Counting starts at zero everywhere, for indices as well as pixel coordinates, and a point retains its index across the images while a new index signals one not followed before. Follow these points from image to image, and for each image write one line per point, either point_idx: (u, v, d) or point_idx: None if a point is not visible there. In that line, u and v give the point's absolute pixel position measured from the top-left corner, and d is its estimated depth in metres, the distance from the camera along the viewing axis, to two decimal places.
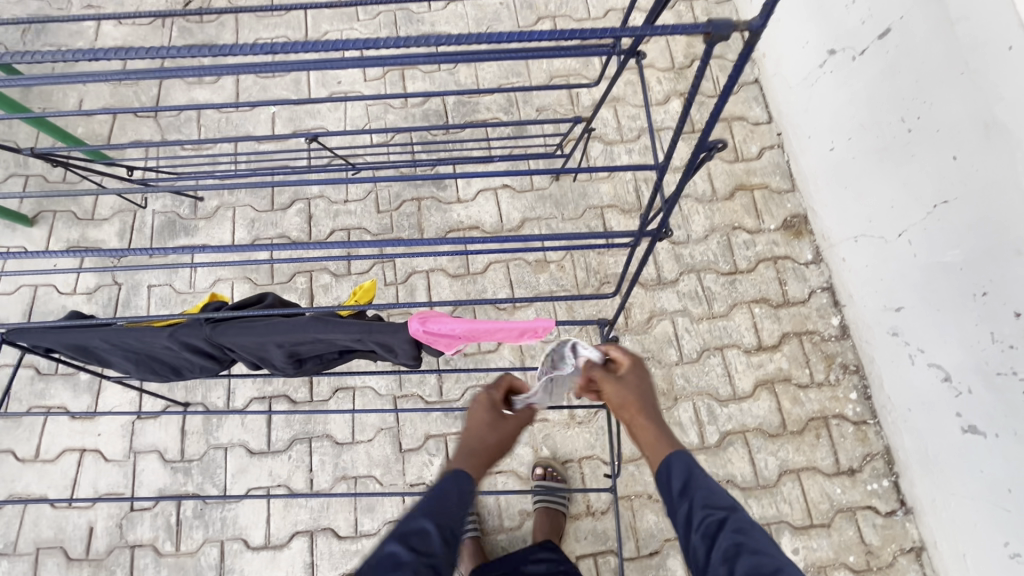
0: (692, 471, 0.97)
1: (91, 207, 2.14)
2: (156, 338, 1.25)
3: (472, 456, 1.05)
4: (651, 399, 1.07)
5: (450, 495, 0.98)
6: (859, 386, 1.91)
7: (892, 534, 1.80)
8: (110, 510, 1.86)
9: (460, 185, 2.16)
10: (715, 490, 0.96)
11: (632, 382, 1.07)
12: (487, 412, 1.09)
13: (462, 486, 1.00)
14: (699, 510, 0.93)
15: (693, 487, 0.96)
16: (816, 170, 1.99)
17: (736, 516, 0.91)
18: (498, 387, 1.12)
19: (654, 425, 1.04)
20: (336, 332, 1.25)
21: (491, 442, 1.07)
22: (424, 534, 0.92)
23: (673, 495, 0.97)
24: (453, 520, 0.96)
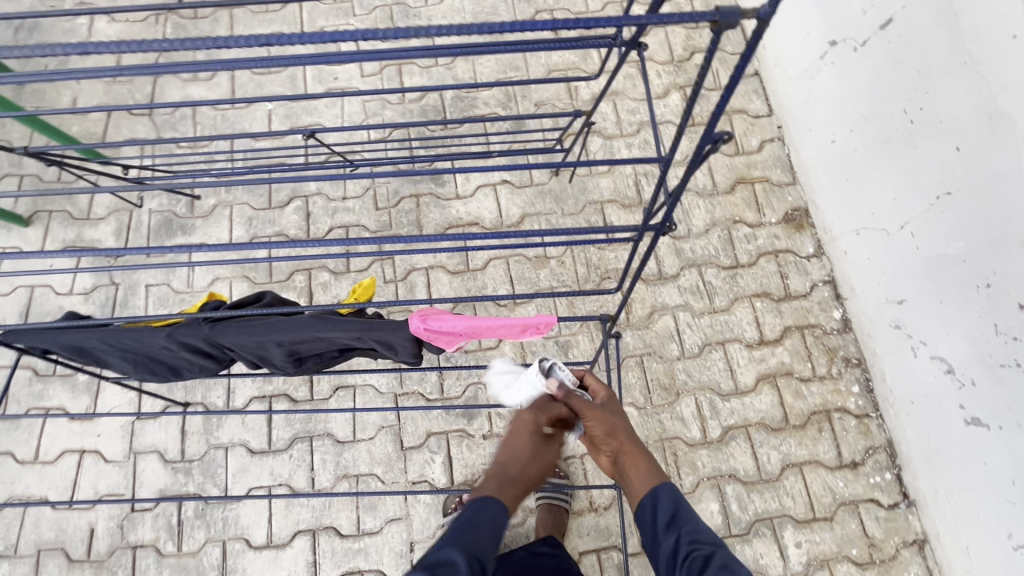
0: (676, 504, 1.03)
1: (87, 206, 2.12)
2: (154, 338, 1.24)
3: (510, 483, 1.09)
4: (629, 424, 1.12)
5: (483, 522, 1.04)
6: (861, 379, 1.91)
7: (894, 527, 1.80)
8: (111, 511, 1.85)
9: (459, 181, 2.14)
10: (697, 524, 1.02)
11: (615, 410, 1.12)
12: (532, 439, 1.11)
13: (497, 514, 1.06)
14: (685, 544, 0.99)
15: (679, 520, 1.02)
16: (817, 163, 1.98)
17: (719, 551, 0.98)
18: (547, 416, 1.12)
19: (640, 454, 1.09)
20: (336, 330, 1.24)
21: (531, 472, 1.10)
22: (451, 564, 0.99)
23: (659, 529, 1.02)
24: (484, 548, 1.02)
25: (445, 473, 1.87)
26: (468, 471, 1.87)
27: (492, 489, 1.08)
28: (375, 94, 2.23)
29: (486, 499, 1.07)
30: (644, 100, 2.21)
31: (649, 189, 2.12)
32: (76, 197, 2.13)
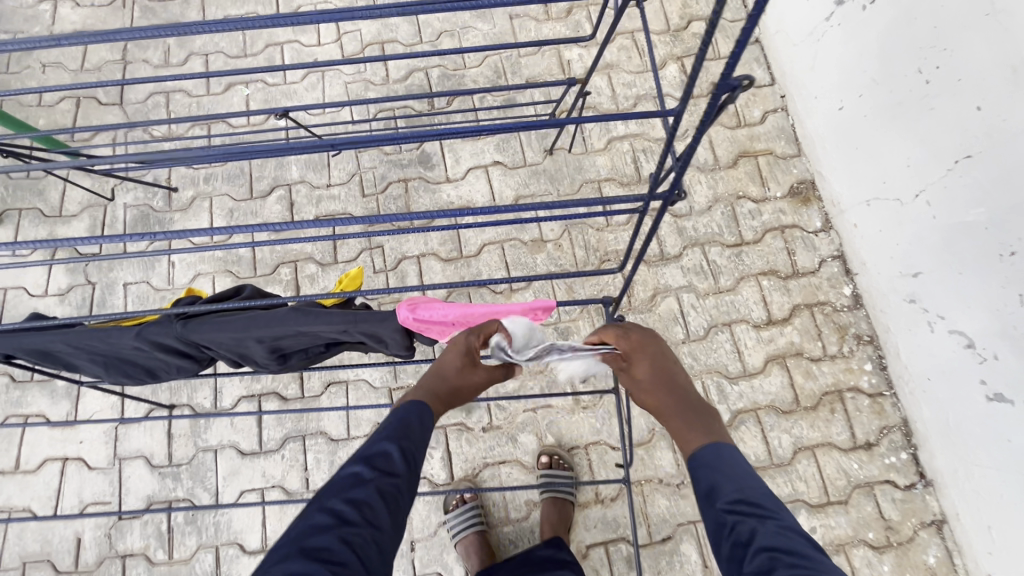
0: (716, 472, 0.90)
1: (59, 203, 2.02)
2: (123, 338, 1.15)
3: (438, 393, 1.10)
4: (668, 389, 0.98)
5: (414, 424, 1.05)
6: (874, 357, 1.83)
7: (911, 509, 1.73)
8: (98, 520, 1.78)
9: (449, 163, 2.04)
10: (750, 490, 0.88)
11: (645, 373, 1.00)
12: (459, 359, 1.08)
13: (425, 417, 1.07)
14: (730, 515, 0.87)
15: (720, 491, 0.89)
16: (825, 133, 1.89)
17: (772, 522, 0.84)
18: (480, 335, 1.07)
19: (679, 416, 0.97)
20: (320, 323, 1.16)
21: (458, 383, 1.10)
22: (387, 455, 1.00)
23: (703, 499, 0.91)
24: (416, 444, 1.04)
25: (445, 468, 1.79)
26: (468, 465, 1.80)
27: (420, 396, 1.09)
28: (358, 75, 2.13)
29: (413, 404, 1.07)
30: (641, 73, 2.11)
31: (649, 165, 2.03)
32: (47, 193, 2.03)
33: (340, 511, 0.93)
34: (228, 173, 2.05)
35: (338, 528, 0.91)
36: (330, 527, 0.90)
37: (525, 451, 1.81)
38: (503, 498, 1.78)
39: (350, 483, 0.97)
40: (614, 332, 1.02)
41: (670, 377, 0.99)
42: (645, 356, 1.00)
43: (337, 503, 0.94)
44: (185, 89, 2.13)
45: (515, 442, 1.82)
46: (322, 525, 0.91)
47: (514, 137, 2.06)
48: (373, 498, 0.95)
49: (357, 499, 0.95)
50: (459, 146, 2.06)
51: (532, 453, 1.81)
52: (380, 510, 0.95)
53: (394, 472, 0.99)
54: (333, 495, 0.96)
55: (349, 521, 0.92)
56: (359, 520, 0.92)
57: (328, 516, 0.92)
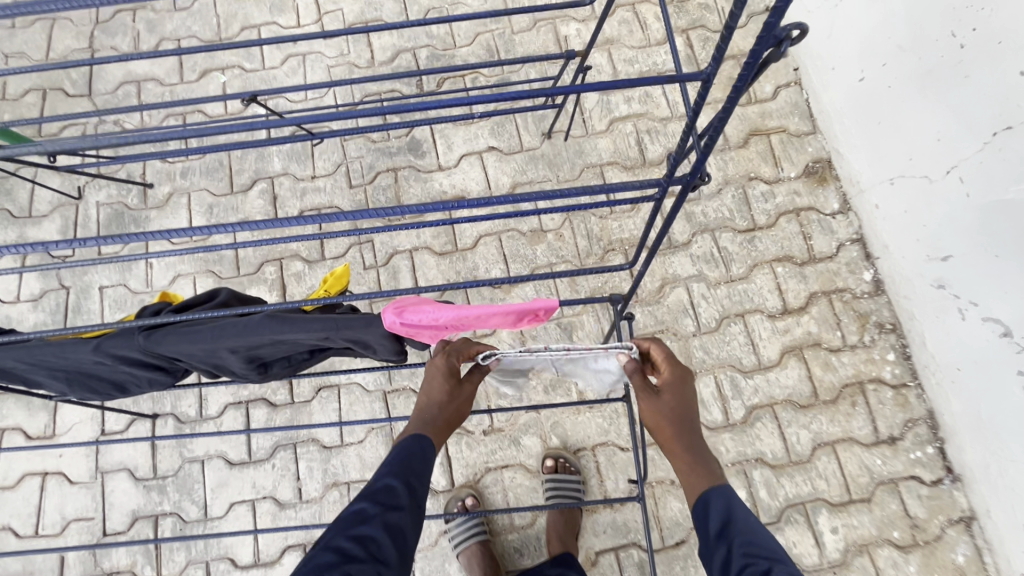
0: (727, 512, 0.89)
1: (28, 203, 1.90)
2: (80, 353, 1.04)
3: (435, 421, 1.05)
4: (689, 427, 0.94)
5: (413, 457, 1.01)
6: (897, 346, 1.72)
7: (939, 505, 1.64)
8: (81, 537, 1.69)
9: (441, 150, 1.92)
10: (760, 537, 0.86)
11: (673, 407, 0.94)
12: (442, 382, 1.04)
13: (426, 447, 1.03)
14: (739, 555, 0.84)
15: (730, 531, 0.87)
16: (843, 107, 1.77)
17: (783, 567, 0.81)
18: (460, 357, 1.06)
19: (690, 455, 0.93)
20: (299, 330, 1.04)
21: (453, 411, 1.06)
22: (391, 490, 0.98)
23: (710, 537, 0.89)
24: (417, 476, 1.00)
25: (445, 474, 1.70)
26: (470, 471, 1.70)
27: (418, 425, 1.04)
28: (341, 58, 1.99)
29: (411, 435, 1.03)
30: (644, 48, 1.97)
31: (654, 147, 1.90)
32: (14, 193, 1.91)
33: (344, 548, 0.91)
34: (206, 167, 1.93)
35: (343, 565, 0.88)
36: (336, 564, 0.88)
37: (529, 454, 1.71)
38: (507, 505, 1.69)
39: (354, 521, 0.94)
40: (666, 354, 0.97)
41: (689, 418, 0.95)
42: (679, 390, 0.95)
43: (342, 540, 0.92)
44: (157, 78, 1.99)
45: (518, 445, 1.72)
46: (327, 564, 0.89)
47: (509, 121, 1.93)
48: (379, 533, 0.93)
49: (362, 534, 0.92)
50: (450, 131, 1.93)
51: (536, 456, 1.71)
52: (385, 545, 0.92)
53: (399, 505, 0.97)
54: (337, 533, 0.93)
55: (354, 557, 0.90)
56: (365, 556, 0.90)
57: (333, 553, 0.90)
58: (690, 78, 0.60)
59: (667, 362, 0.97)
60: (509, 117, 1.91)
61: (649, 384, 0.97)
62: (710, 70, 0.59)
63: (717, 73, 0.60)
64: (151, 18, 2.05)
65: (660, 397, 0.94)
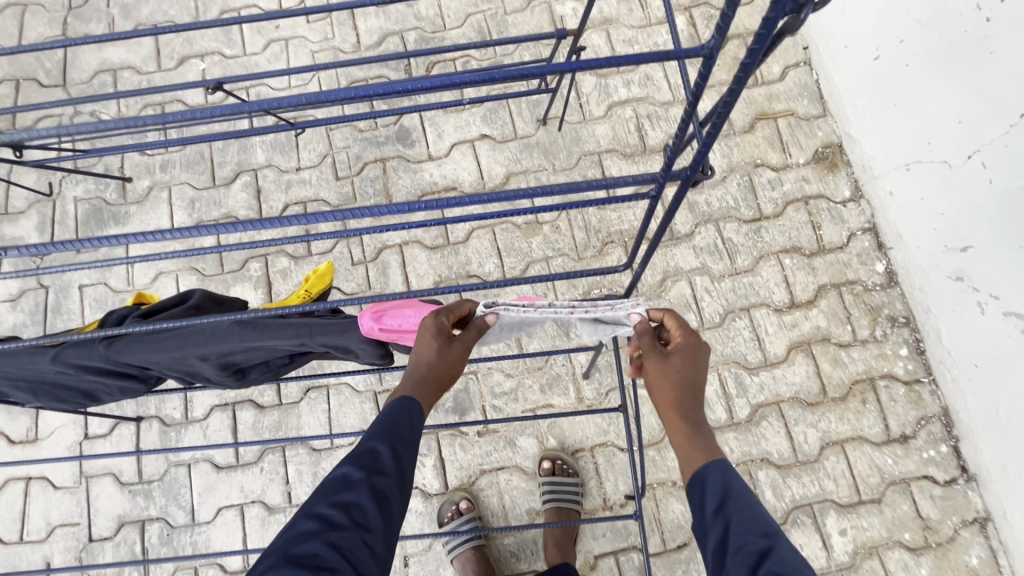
0: (726, 488, 0.79)
1: (3, 199, 1.83)
2: (40, 363, 0.98)
3: (424, 381, 0.92)
4: (693, 395, 0.88)
5: (400, 424, 0.89)
6: (910, 341, 1.65)
7: (952, 506, 1.57)
8: (67, 543, 1.65)
9: (430, 139, 1.83)
10: (757, 518, 0.75)
11: (679, 371, 0.87)
12: (433, 339, 0.92)
13: (414, 414, 0.91)
14: (738, 536, 0.73)
15: (728, 508, 0.77)
16: (857, 88, 1.67)
17: (784, 549, 0.70)
18: (450, 315, 0.93)
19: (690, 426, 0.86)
20: (273, 336, 0.97)
21: (443, 370, 0.92)
22: (375, 453, 0.85)
23: (704, 517, 0.79)
24: (406, 442, 0.89)
25: (438, 477, 1.65)
26: (464, 473, 1.64)
27: (406, 388, 0.93)
28: (325, 43, 1.89)
29: (399, 399, 0.91)
30: (644, 27, 1.86)
31: (654, 133, 1.80)
32: None
33: (327, 515, 0.78)
34: (187, 159, 1.85)
35: (326, 533, 0.76)
36: (317, 532, 0.76)
37: (526, 456, 1.65)
38: (503, 509, 1.63)
39: (338, 485, 0.81)
40: (680, 321, 0.90)
41: (696, 390, 0.88)
42: (690, 357, 0.88)
43: (324, 507, 0.79)
44: (134, 66, 1.91)
45: (514, 447, 1.66)
46: (308, 533, 0.76)
47: (502, 107, 1.84)
48: (365, 498, 0.80)
49: (346, 500, 0.80)
50: (441, 118, 1.84)
51: (533, 458, 1.65)
52: (372, 511, 0.80)
53: (385, 470, 0.84)
54: (320, 498, 0.81)
55: (338, 525, 0.77)
56: (350, 524, 0.78)
57: (314, 520, 0.77)
58: (688, 54, 0.50)
59: (680, 329, 0.90)
60: (502, 103, 1.82)
61: (659, 346, 0.90)
62: (713, 43, 0.49)
63: (722, 47, 0.50)
64: (126, 2, 1.95)
65: (669, 357, 0.88)
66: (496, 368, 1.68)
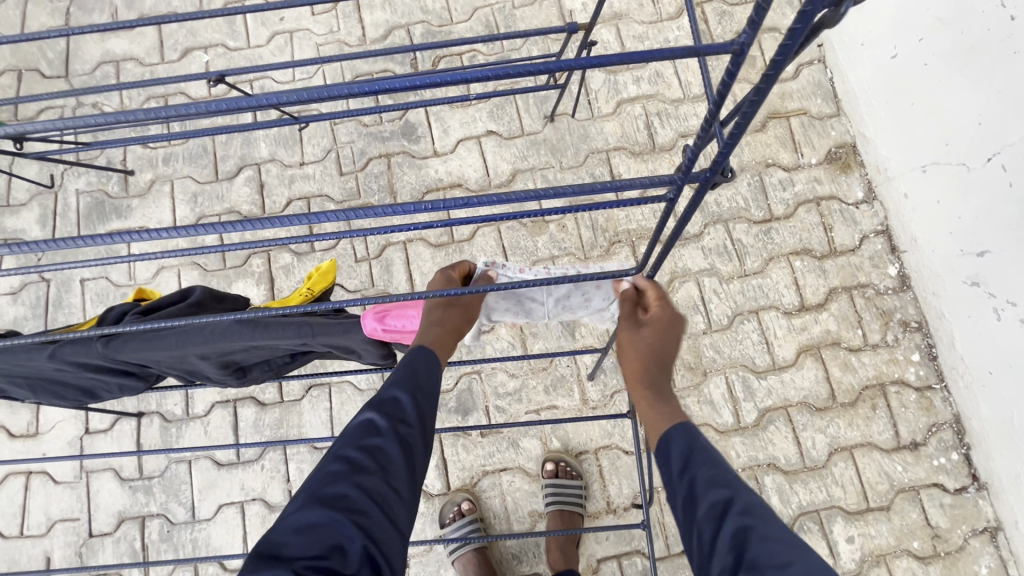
0: (691, 447, 0.83)
1: (5, 192, 1.82)
2: (38, 360, 0.96)
3: (438, 327, 0.94)
4: (660, 365, 0.94)
5: (418, 369, 0.90)
6: (922, 346, 1.61)
7: (962, 514, 1.54)
8: (67, 538, 1.64)
9: (436, 135, 1.80)
10: (720, 469, 0.79)
11: (651, 339, 0.93)
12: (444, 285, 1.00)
13: (431, 362, 0.92)
14: (702, 489, 0.77)
15: (694, 463, 0.81)
16: (872, 87, 1.64)
17: (746, 497, 0.75)
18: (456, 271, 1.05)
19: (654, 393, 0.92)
20: (275, 335, 0.95)
21: (459, 315, 0.96)
22: (397, 402, 0.86)
23: (672, 475, 0.83)
24: (426, 393, 0.89)
25: (440, 478, 1.63)
26: (466, 474, 1.63)
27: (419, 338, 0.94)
28: (330, 36, 1.86)
29: (415, 349, 0.93)
30: (654, 23, 1.83)
31: (664, 131, 1.77)
32: None
33: (353, 458, 0.78)
34: (190, 152, 1.83)
35: (353, 475, 0.76)
36: (344, 475, 0.76)
37: (529, 457, 1.63)
38: (506, 510, 1.61)
39: (363, 431, 0.82)
40: (660, 293, 0.93)
41: (663, 361, 0.94)
42: (665, 326, 0.93)
43: (350, 450, 0.80)
44: (136, 57, 1.88)
45: (517, 448, 1.64)
46: (335, 475, 0.77)
47: (508, 102, 1.81)
48: (390, 444, 0.81)
49: (372, 445, 0.80)
50: (446, 114, 1.82)
51: (536, 459, 1.63)
52: (397, 457, 0.80)
53: (409, 419, 0.85)
54: (345, 444, 0.81)
55: (364, 470, 0.77)
56: (376, 469, 0.78)
57: (341, 463, 0.78)
58: (716, 50, 0.47)
59: (659, 300, 0.94)
60: (509, 99, 1.79)
61: (635, 314, 0.94)
62: (744, 39, 0.45)
63: (752, 43, 0.46)
64: None
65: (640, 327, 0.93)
66: (499, 368, 1.66)
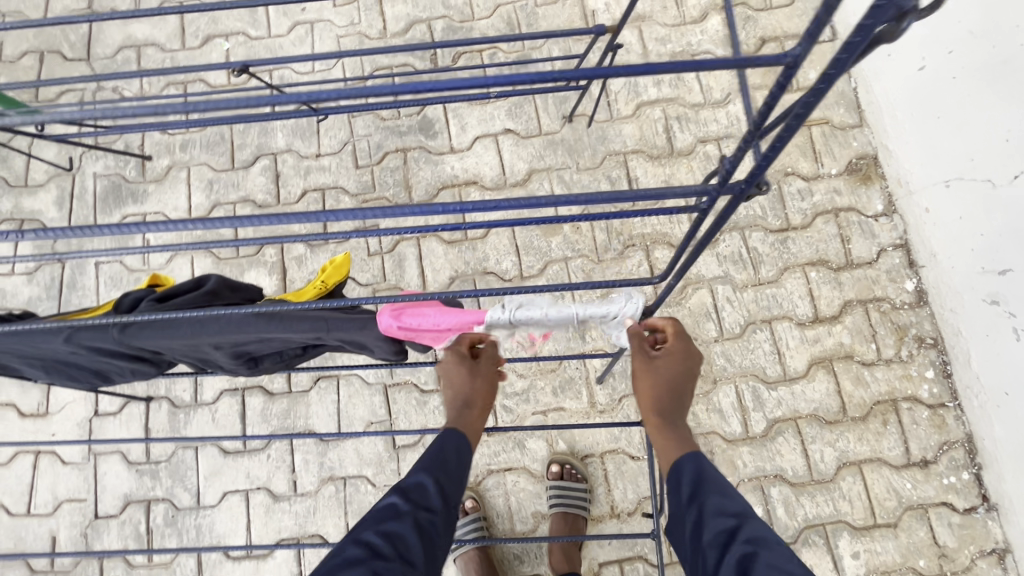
0: (703, 476, 0.82)
1: (23, 172, 1.83)
2: (53, 343, 0.96)
3: (468, 407, 0.99)
4: (678, 397, 0.88)
5: (449, 455, 0.95)
6: (937, 363, 1.59)
7: (970, 535, 1.52)
8: (73, 518, 1.65)
9: (454, 131, 1.80)
10: (730, 498, 0.79)
11: (665, 372, 0.87)
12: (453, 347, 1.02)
13: (462, 448, 0.97)
14: (709, 517, 0.77)
15: (704, 493, 0.81)
16: (898, 99, 1.62)
17: (753, 525, 0.75)
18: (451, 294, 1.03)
19: (671, 424, 0.87)
20: (289, 328, 0.94)
21: (485, 385, 0.99)
22: (422, 488, 0.90)
23: (680, 503, 0.82)
24: (451, 478, 0.93)
25: None
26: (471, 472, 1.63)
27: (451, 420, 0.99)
28: (351, 28, 1.86)
29: (448, 431, 0.98)
30: (677, 26, 1.81)
31: (683, 136, 1.75)
32: (10, 161, 1.84)
33: (373, 543, 0.81)
34: (207, 140, 1.83)
35: (370, 561, 0.79)
36: (363, 560, 0.79)
37: (534, 458, 1.63)
38: (508, 509, 1.61)
39: (387, 516, 0.85)
40: (678, 328, 0.89)
41: (680, 392, 0.88)
42: (681, 360, 0.88)
43: (371, 534, 0.82)
44: (158, 43, 1.89)
45: (522, 448, 1.63)
46: (354, 559, 0.79)
47: (527, 101, 1.80)
48: (409, 532, 0.84)
49: (391, 530, 0.83)
50: (465, 111, 1.81)
51: (542, 461, 1.62)
52: (415, 546, 0.83)
53: (432, 507, 0.88)
54: (367, 526, 0.84)
55: (383, 555, 0.80)
56: (393, 555, 0.80)
57: (360, 548, 0.80)
58: (770, 59, 0.45)
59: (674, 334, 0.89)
60: (527, 97, 1.78)
61: (645, 346, 0.89)
62: (800, 49, 0.43)
63: (808, 53, 0.44)
64: None
65: (654, 359, 0.88)
66: (508, 368, 1.65)
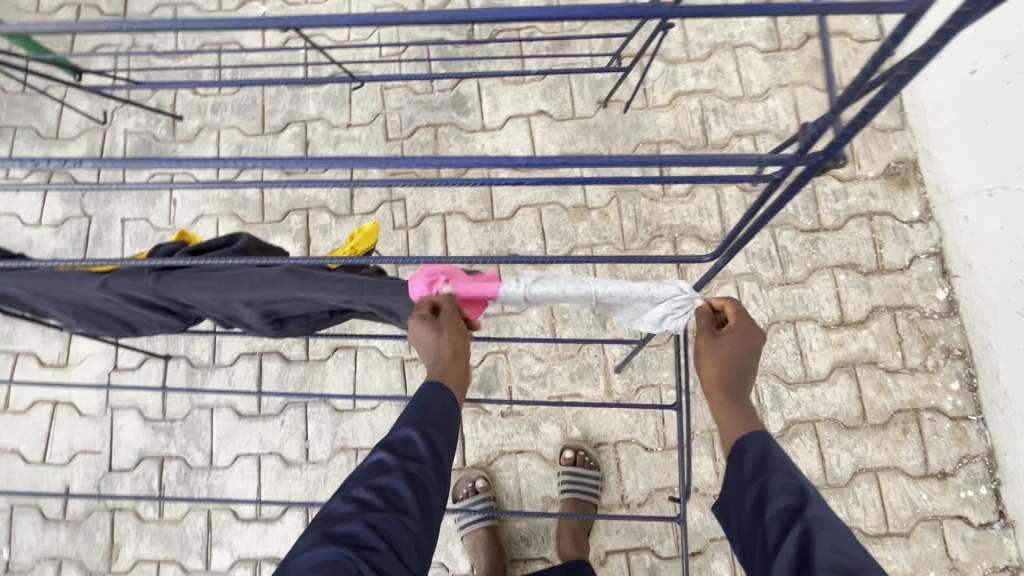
0: (767, 453, 0.80)
1: (55, 123, 1.84)
2: (88, 288, 0.97)
3: (441, 359, 0.91)
4: (745, 374, 0.84)
5: (432, 408, 0.91)
6: (963, 375, 1.57)
7: (983, 550, 1.50)
8: (87, 470, 1.67)
9: (487, 109, 1.78)
10: (793, 477, 0.77)
11: (731, 352, 0.83)
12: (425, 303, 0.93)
13: (447, 398, 0.93)
14: (772, 497, 0.76)
15: (767, 470, 0.78)
16: (946, 102, 1.58)
17: (818, 505, 0.74)
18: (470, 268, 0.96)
19: (734, 404, 0.84)
20: (321, 289, 0.93)
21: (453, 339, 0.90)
22: (408, 441, 0.88)
23: (739, 478, 0.81)
24: (437, 426, 0.90)
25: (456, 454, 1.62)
26: (482, 452, 1.62)
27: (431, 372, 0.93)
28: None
29: (427, 383, 0.93)
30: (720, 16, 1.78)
31: (719, 128, 1.72)
32: (43, 112, 1.84)
33: (364, 498, 0.82)
34: (239, 103, 1.83)
35: (363, 513, 0.80)
36: (354, 514, 0.81)
37: (547, 442, 1.62)
38: (518, 492, 1.61)
39: (375, 472, 0.85)
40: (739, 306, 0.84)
41: (747, 370, 0.84)
42: (745, 338, 0.83)
43: (361, 491, 0.83)
44: (195, 3, 1.88)
45: (536, 432, 1.63)
46: (346, 514, 0.81)
47: (563, 84, 1.78)
48: (399, 484, 0.83)
49: (383, 485, 0.83)
50: (498, 89, 1.79)
51: (554, 446, 1.62)
52: (407, 497, 0.83)
53: (419, 457, 0.87)
54: (357, 483, 0.85)
55: (374, 508, 0.81)
56: (386, 507, 0.81)
57: (351, 505, 0.82)
58: (889, 9, 0.43)
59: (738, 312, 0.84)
60: (564, 80, 1.76)
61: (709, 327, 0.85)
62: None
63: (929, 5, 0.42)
64: None
65: (718, 340, 0.84)
66: (527, 351, 1.65)
